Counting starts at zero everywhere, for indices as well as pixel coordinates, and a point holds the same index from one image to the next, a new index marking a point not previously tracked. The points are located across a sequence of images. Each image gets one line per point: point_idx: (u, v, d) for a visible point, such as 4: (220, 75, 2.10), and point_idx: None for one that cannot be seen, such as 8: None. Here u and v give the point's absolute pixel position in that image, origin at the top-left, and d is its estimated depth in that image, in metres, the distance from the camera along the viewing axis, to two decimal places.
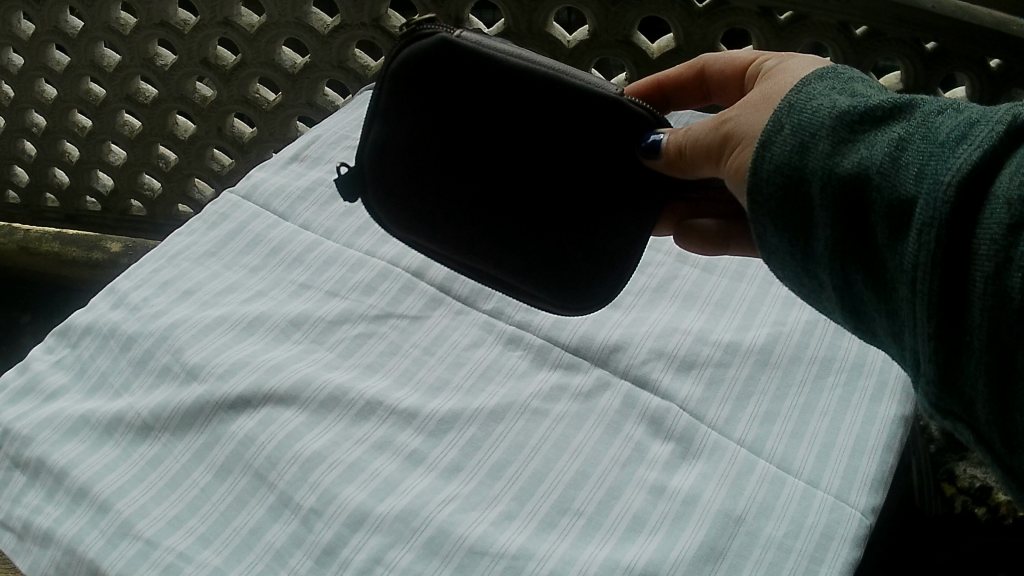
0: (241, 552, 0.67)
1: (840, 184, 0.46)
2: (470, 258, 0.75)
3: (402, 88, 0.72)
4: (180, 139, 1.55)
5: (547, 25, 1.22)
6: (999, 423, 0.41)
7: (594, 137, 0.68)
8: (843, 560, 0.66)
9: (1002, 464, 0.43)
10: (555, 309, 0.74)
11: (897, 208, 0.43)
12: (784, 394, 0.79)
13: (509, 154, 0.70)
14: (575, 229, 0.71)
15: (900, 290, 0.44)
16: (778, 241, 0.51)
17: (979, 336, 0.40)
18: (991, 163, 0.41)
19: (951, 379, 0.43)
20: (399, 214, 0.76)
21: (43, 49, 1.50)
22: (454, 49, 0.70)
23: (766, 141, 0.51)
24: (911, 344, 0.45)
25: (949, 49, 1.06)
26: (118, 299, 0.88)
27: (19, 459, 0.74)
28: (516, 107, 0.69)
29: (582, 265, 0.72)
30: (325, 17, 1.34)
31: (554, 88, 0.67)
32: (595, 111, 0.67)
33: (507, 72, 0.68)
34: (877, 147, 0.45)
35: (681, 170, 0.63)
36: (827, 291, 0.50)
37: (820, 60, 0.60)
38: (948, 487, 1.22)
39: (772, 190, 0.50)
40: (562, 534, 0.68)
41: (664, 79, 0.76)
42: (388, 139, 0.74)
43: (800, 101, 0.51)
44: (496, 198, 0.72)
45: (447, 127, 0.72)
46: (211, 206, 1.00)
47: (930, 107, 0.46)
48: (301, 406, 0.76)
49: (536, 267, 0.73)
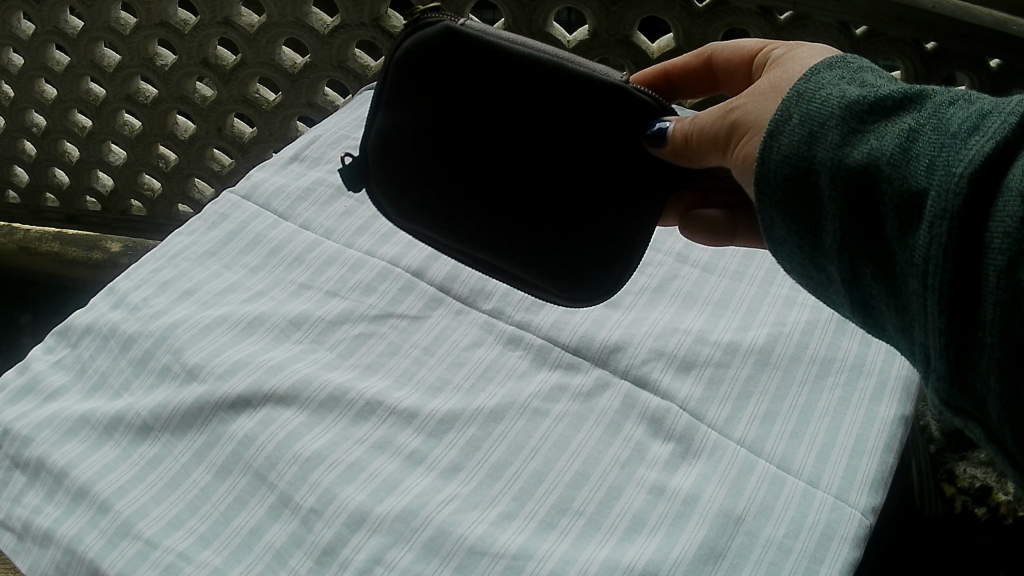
0: (241, 552, 0.67)
1: (849, 175, 0.46)
2: (475, 250, 0.75)
3: (406, 78, 0.73)
4: (180, 139, 1.55)
5: (547, 25, 1.23)
6: (1011, 423, 0.41)
7: (596, 126, 0.68)
8: (842, 560, 0.66)
9: (1015, 464, 0.43)
10: (559, 301, 0.75)
11: (908, 200, 0.43)
12: (784, 394, 0.79)
13: (511, 144, 0.70)
14: (579, 221, 0.71)
15: (910, 284, 0.44)
16: (787, 234, 0.52)
17: (992, 331, 0.40)
18: (1004, 152, 0.41)
19: (962, 375, 0.43)
20: (401, 204, 0.77)
21: (44, 49, 1.50)
22: (457, 38, 0.70)
23: (775, 131, 0.51)
24: (920, 339, 0.45)
25: (948, 48, 1.06)
26: (118, 299, 0.88)
27: (19, 459, 0.74)
28: (519, 91, 0.69)
29: (586, 255, 0.72)
30: (325, 17, 1.34)
31: (557, 77, 0.67)
32: (598, 100, 0.67)
33: (510, 61, 0.68)
34: (888, 138, 0.45)
35: (686, 159, 0.64)
36: (835, 284, 0.50)
37: (828, 49, 0.61)
38: (947, 487, 1.19)
39: (780, 180, 0.50)
40: (562, 534, 0.68)
41: (671, 68, 0.75)
42: (391, 130, 0.75)
43: (809, 91, 0.51)
44: (500, 188, 0.72)
45: (450, 117, 0.72)
46: (211, 206, 1.00)
47: (941, 98, 0.46)
48: (301, 405, 0.76)
49: (541, 258, 0.73)
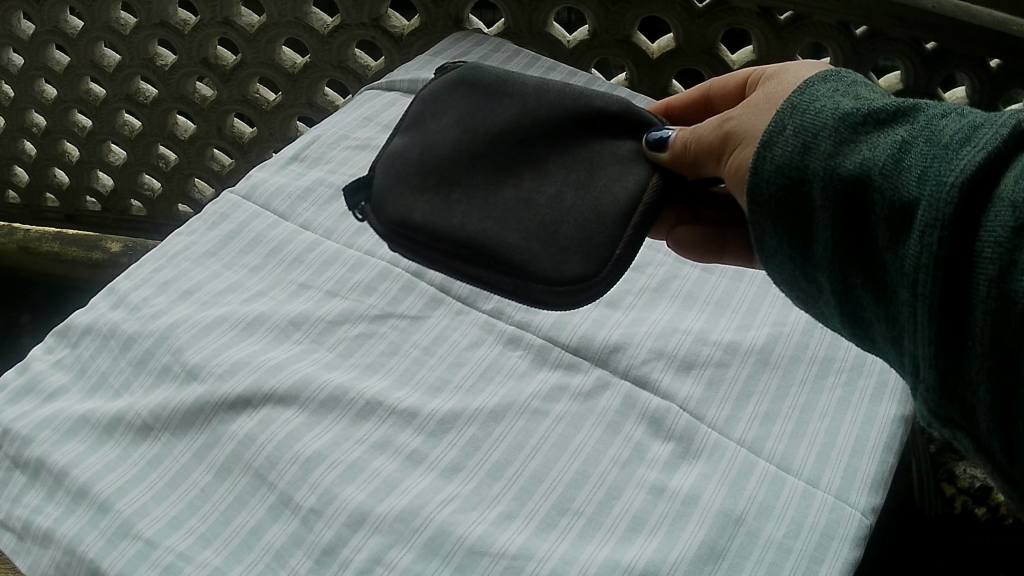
0: (241, 552, 0.67)
1: (842, 185, 0.46)
2: (468, 244, 0.68)
3: (429, 104, 0.79)
4: (180, 139, 1.55)
5: (547, 25, 1.23)
6: (1001, 433, 0.41)
7: (599, 137, 0.72)
8: (842, 560, 0.66)
9: (1004, 475, 0.43)
10: (556, 296, 0.65)
11: (899, 210, 0.43)
12: (784, 394, 0.78)
13: (516, 149, 0.72)
14: (580, 211, 0.68)
15: (901, 294, 0.44)
16: (779, 245, 0.51)
17: (982, 341, 0.40)
18: (997, 162, 0.41)
19: (952, 384, 0.43)
20: (395, 207, 0.71)
21: (44, 49, 1.50)
22: (474, 72, 0.79)
23: (767, 141, 0.51)
24: (909, 349, 0.45)
25: (948, 48, 1.06)
26: (118, 299, 0.88)
27: (19, 459, 0.74)
28: (530, 106, 0.74)
29: (577, 247, 0.66)
30: (325, 17, 1.34)
31: (564, 92, 0.74)
32: (602, 115, 0.73)
33: (521, 83, 0.76)
34: (880, 149, 0.46)
35: (683, 165, 0.66)
36: (826, 295, 0.50)
37: (823, 65, 0.63)
38: (948, 487, 1.22)
39: (773, 190, 0.50)
40: (562, 534, 0.68)
41: (673, 104, 0.76)
42: (402, 141, 0.76)
43: (803, 103, 0.51)
44: (501, 186, 0.71)
45: (461, 128, 0.75)
46: (211, 206, 0.99)
47: (934, 111, 0.47)
48: (301, 405, 0.76)
49: (530, 249, 0.66)
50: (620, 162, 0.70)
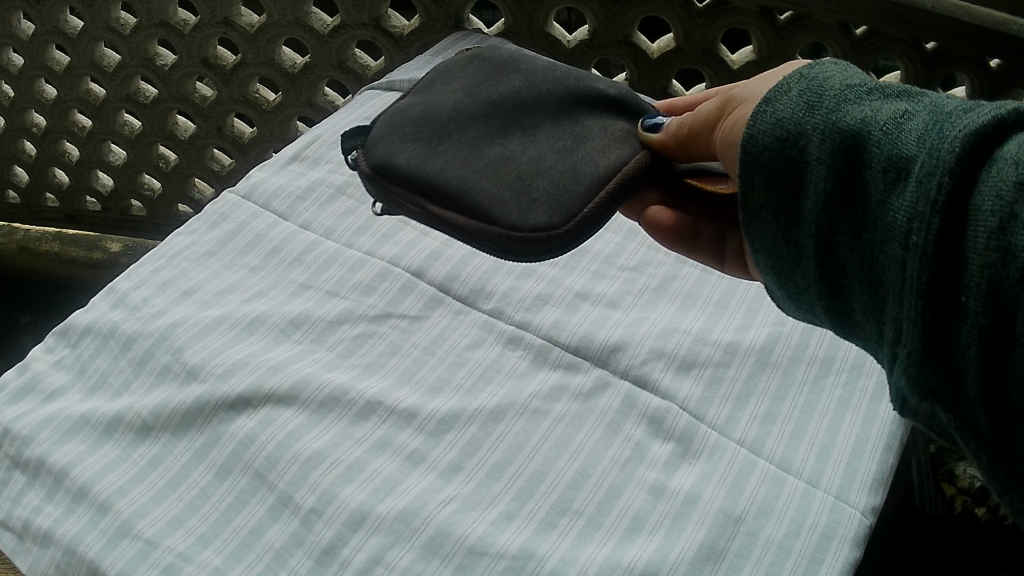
0: (241, 552, 0.67)
1: (841, 139, 0.48)
2: (443, 188, 0.69)
3: (442, 76, 0.82)
4: (180, 139, 1.55)
5: (547, 25, 1.23)
6: (988, 401, 0.41)
7: (591, 113, 0.74)
8: (842, 560, 0.66)
9: (990, 452, 0.42)
10: (516, 244, 0.65)
11: (897, 165, 0.44)
12: (784, 394, 0.78)
13: (508, 112, 0.74)
14: (558, 170, 0.68)
15: (889, 250, 0.44)
16: (765, 203, 0.52)
17: (976, 295, 0.40)
18: (999, 129, 0.43)
19: (939, 349, 0.42)
20: (382, 150, 0.73)
21: (44, 49, 1.50)
22: (492, 51, 0.82)
23: (771, 98, 0.53)
24: (894, 313, 0.44)
25: (948, 48, 1.05)
26: (118, 299, 0.88)
27: (19, 459, 0.74)
28: (530, 82, 0.77)
29: (547, 202, 0.66)
30: (325, 17, 1.33)
31: (567, 74, 0.77)
32: (598, 97, 0.75)
33: (532, 63, 0.79)
34: (882, 113, 0.47)
35: (678, 146, 0.66)
36: (806, 260, 0.50)
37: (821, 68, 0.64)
38: (948, 487, 1.23)
39: (768, 142, 0.51)
40: (562, 534, 0.68)
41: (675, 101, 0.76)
42: (410, 100, 0.79)
43: (811, 73, 0.53)
44: (487, 140, 0.72)
45: (465, 93, 0.77)
46: (211, 206, 0.99)
47: (938, 93, 0.48)
48: (301, 406, 0.76)
49: (501, 198, 0.67)
50: (615, 140, 0.71)
